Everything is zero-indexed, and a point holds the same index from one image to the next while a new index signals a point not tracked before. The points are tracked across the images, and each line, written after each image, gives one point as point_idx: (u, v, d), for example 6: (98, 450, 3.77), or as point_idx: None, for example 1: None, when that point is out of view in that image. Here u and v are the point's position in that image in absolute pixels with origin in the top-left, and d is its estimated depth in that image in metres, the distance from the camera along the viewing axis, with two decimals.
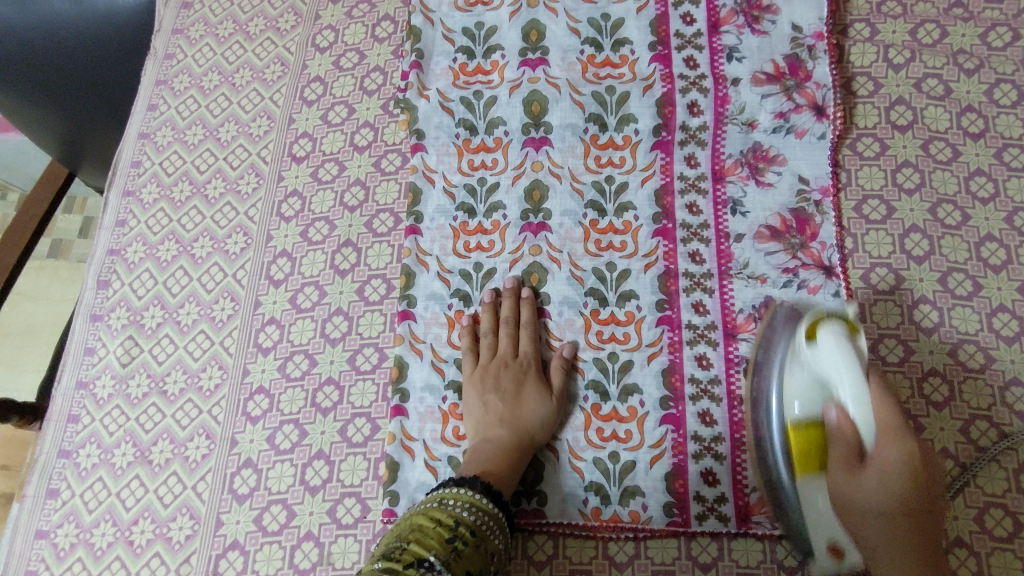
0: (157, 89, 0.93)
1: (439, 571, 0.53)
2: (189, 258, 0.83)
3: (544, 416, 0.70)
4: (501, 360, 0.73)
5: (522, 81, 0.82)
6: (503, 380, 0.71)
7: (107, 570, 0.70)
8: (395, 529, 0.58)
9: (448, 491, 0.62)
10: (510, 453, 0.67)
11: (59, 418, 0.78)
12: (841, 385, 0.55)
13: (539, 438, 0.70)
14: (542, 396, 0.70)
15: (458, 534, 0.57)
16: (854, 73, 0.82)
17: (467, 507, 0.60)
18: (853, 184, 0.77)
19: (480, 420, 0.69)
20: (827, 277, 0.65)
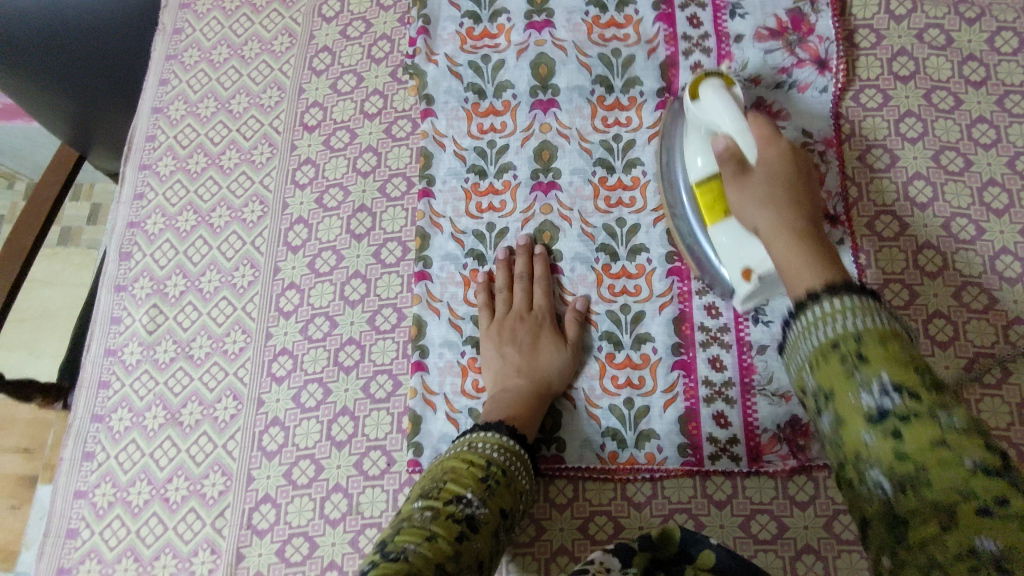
0: (167, 64, 0.94)
1: (477, 506, 0.56)
2: (208, 227, 0.85)
3: (561, 365, 0.72)
4: (517, 314, 0.75)
5: (529, 44, 0.83)
6: (520, 333, 0.73)
7: (145, 526, 0.73)
8: (430, 472, 0.61)
9: (477, 436, 0.64)
10: (530, 400, 0.69)
11: (90, 384, 0.80)
12: (721, 115, 0.63)
13: (556, 386, 0.72)
14: (558, 346, 0.73)
15: (490, 473, 0.60)
16: (856, 26, 0.83)
17: (497, 449, 0.63)
18: (857, 135, 0.79)
19: (499, 371, 0.72)
20: (717, 110, 0.64)
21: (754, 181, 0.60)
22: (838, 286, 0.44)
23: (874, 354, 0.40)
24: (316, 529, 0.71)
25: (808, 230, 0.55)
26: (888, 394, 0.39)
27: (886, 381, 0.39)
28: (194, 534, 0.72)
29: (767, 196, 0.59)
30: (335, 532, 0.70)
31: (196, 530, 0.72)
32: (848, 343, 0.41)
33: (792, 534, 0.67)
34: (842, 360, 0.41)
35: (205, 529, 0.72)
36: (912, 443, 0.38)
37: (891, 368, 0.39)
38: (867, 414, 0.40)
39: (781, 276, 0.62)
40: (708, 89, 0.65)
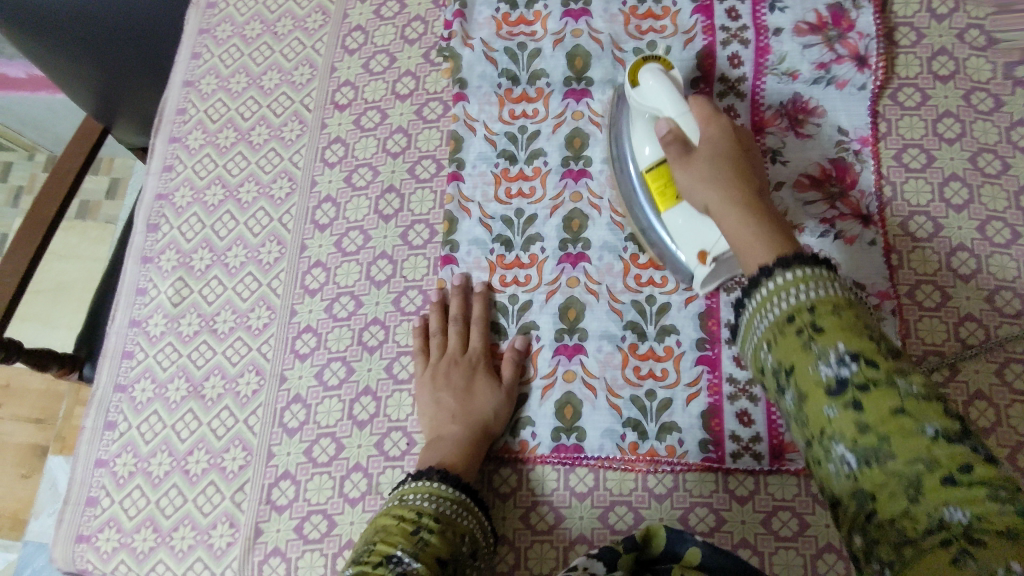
0: (200, 38, 0.94)
1: (409, 563, 0.54)
2: (235, 202, 0.85)
3: (498, 408, 0.70)
4: (450, 358, 0.73)
5: (565, 34, 0.83)
6: (455, 377, 0.72)
7: (164, 497, 0.74)
8: (360, 537, 0.58)
9: (405, 490, 0.62)
10: (467, 447, 0.68)
11: (115, 354, 0.81)
12: (666, 104, 0.67)
13: (494, 431, 0.70)
14: (493, 388, 0.71)
15: (422, 525, 0.58)
16: (897, 23, 0.82)
17: (428, 498, 0.61)
18: (894, 133, 0.78)
19: (435, 417, 0.70)
20: (661, 94, 0.67)
21: (696, 161, 0.62)
22: (790, 258, 0.48)
23: (828, 324, 0.44)
24: (335, 508, 0.71)
25: (754, 199, 0.58)
26: (846, 363, 0.42)
27: (842, 352, 0.43)
28: (213, 507, 0.72)
29: (712, 176, 0.60)
30: (353, 511, 0.70)
31: (215, 503, 0.73)
32: (803, 316, 0.46)
33: (816, 532, 0.66)
34: (800, 334, 0.45)
35: (224, 502, 0.72)
36: (873, 412, 0.41)
37: (845, 338, 0.43)
38: (827, 386, 0.43)
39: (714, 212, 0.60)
40: (649, 74, 0.68)
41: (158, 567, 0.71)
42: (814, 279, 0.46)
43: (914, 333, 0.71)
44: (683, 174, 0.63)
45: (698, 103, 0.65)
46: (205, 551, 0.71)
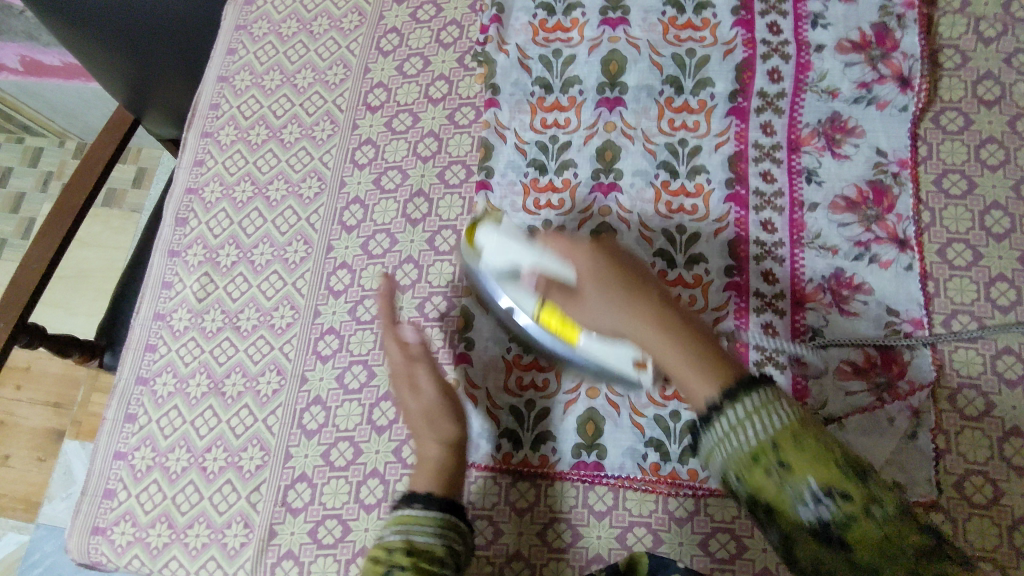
0: (236, 34, 0.94)
1: None
2: (264, 200, 0.84)
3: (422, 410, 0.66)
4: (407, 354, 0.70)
5: (602, 40, 0.82)
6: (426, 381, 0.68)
7: (181, 493, 0.73)
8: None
9: (400, 518, 0.57)
10: (444, 464, 0.63)
11: (138, 347, 0.81)
12: (520, 253, 0.64)
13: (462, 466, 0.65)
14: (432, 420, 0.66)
15: (395, 563, 0.52)
16: (942, 45, 0.80)
17: (399, 531, 0.56)
18: (934, 158, 0.76)
19: (424, 428, 0.66)
20: (510, 253, 0.65)
21: (586, 295, 0.55)
22: (738, 388, 0.45)
23: (796, 460, 0.41)
24: (351, 513, 0.70)
25: (668, 311, 0.51)
26: (822, 501, 0.40)
27: (815, 489, 0.40)
28: (229, 506, 0.72)
29: (609, 311, 0.53)
30: (369, 517, 0.70)
31: (231, 502, 0.72)
32: (767, 453, 0.42)
33: None
34: (765, 467, 0.42)
35: (240, 502, 0.72)
36: (861, 533, 0.39)
37: (816, 472, 0.40)
38: (802, 519, 0.40)
39: (602, 263, 0.54)
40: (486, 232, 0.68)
41: (171, 563, 0.71)
42: (767, 403, 0.44)
43: (950, 364, 0.69)
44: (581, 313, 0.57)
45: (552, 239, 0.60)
46: (219, 550, 0.71)
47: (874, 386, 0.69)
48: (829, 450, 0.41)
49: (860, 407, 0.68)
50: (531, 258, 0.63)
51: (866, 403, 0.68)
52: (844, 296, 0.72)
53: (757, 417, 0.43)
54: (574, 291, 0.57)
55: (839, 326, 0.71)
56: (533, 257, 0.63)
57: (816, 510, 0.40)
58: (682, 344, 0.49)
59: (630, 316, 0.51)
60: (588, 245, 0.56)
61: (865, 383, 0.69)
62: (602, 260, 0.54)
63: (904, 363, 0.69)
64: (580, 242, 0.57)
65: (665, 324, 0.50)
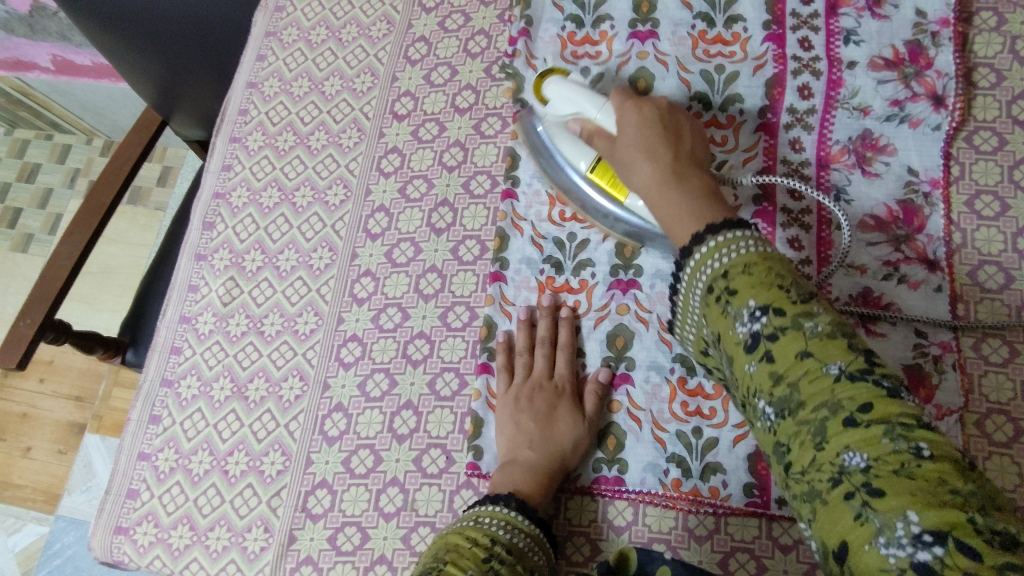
0: (266, 40, 0.95)
1: None
2: (290, 206, 0.85)
3: (577, 438, 0.68)
4: (535, 381, 0.71)
5: (631, 55, 0.82)
6: (538, 401, 0.69)
7: (203, 496, 0.74)
8: (431, 548, 0.57)
9: (483, 509, 0.61)
10: (543, 479, 0.65)
11: (163, 349, 0.82)
12: (583, 103, 0.69)
13: (570, 463, 0.67)
14: (576, 418, 0.69)
15: (494, 555, 0.55)
16: (977, 64, 0.79)
17: (503, 525, 0.59)
18: (966, 178, 0.75)
19: (513, 439, 0.68)
20: (574, 103, 0.70)
21: (624, 143, 0.64)
22: (734, 222, 0.53)
23: (745, 283, 0.49)
24: (370, 521, 0.70)
25: (684, 173, 0.61)
26: (755, 318, 0.48)
27: (752, 308, 0.48)
28: (249, 510, 0.73)
29: (644, 153, 0.63)
30: (388, 525, 0.70)
31: (252, 506, 0.73)
32: (722, 280, 0.52)
33: None
34: (720, 300, 0.52)
35: (261, 506, 0.73)
36: (783, 359, 0.45)
37: (756, 294, 0.48)
38: (744, 342, 0.48)
39: (638, 119, 0.64)
40: (553, 86, 0.71)
41: (192, 565, 0.72)
42: (732, 239, 0.53)
43: (978, 388, 0.68)
44: (630, 175, 0.64)
45: (616, 100, 0.67)
46: (239, 553, 0.71)
47: None
48: (800, 301, 0.47)
49: None
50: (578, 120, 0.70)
51: None
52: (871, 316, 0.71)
53: (720, 249, 0.53)
54: (605, 133, 0.67)
55: (866, 346, 0.70)
56: (564, 106, 0.71)
57: (751, 325, 0.48)
58: (693, 195, 0.59)
59: (638, 145, 0.63)
60: (617, 96, 0.68)
61: None
62: (640, 117, 0.65)
63: (931, 386, 0.68)
64: (617, 94, 0.68)
65: (672, 173, 0.61)
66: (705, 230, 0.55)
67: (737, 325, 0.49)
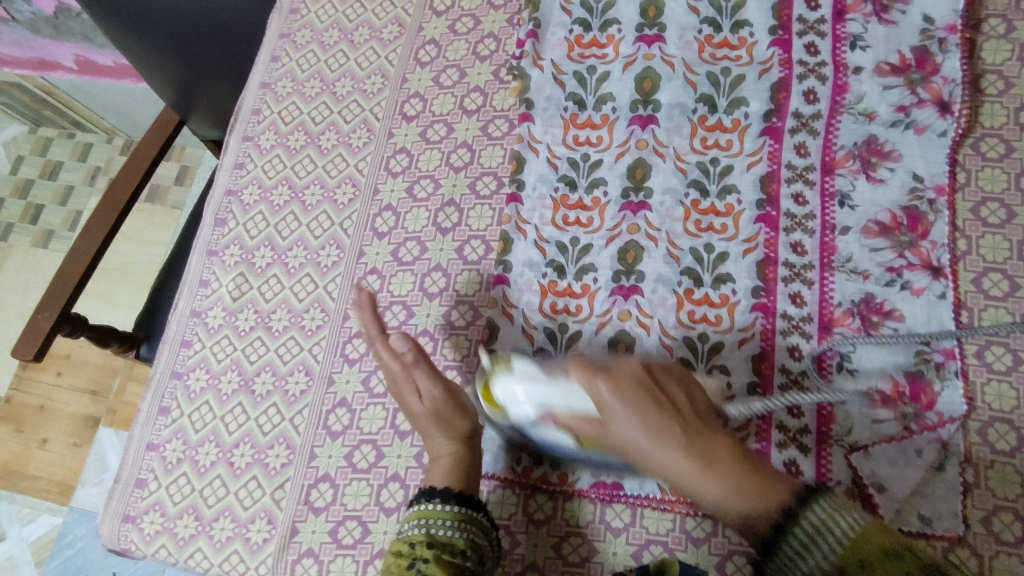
0: (280, 42, 0.97)
1: None
2: (300, 204, 0.87)
3: (467, 412, 0.67)
4: (429, 361, 0.69)
5: (637, 57, 0.83)
6: (431, 384, 0.67)
7: (209, 487, 0.76)
8: (375, 573, 0.60)
9: (406, 518, 0.63)
10: (467, 461, 0.66)
11: (174, 342, 0.84)
12: (551, 391, 0.63)
13: (447, 443, 0.67)
14: (407, 397, 0.67)
15: (417, 557, 0.57)
16: (985, 70, 0.78)
17: (417, 525, 0.60)
18: (973, 184, 0.74)
19: (428, 425, 0.67)
20: (534, 385, 0.64)
21: (613, 424, 0.58)
22: (795, 509, 0.51)
23: (870, 549, 0.47)
24: (371, 515, 0.71)
25: (693, 440, 0.56)
26: (851, 526, 0.49)
27: (854, 538, 0.48)
28: (253, 501, 0.74)
29: (647, 443, 0.56)
30: (388, 520, 0.71)
31: (256, 498, 0.74)
32: (828, 522, 0.49)
33: None
34: (817, 538, 0.49)
35: (265, 498, 0.74)
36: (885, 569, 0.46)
37: (876, 552, 0.47)
38: (851, 561, 0.47)
39: (628, 391, 0.58)
40: (505, 379, 0.66)
41: (196, 554, 0.73)
42: (838, 507, 0.50)
43: (981, 396, 0.67)
44: (614, 430, 0.59)
45: (574, 367, 0.61)
46: (242, 544, 0.73)
47: (901, 415, 0.67)
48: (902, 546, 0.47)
49: (886, 436, 0.67)
50: (564, 399, 0.62)
51: (893, 432, 0.67)
52: (873, 322, 0.71)
53: (824, 517, 0.50)
54: (605, 423, 0.59)
55: (868, 353, 0.70)
56: (537, 398, 0.64)
57: (837, 546, 0.48)
58: (730, 486, 0.53)
59: (658, 452, 0.56)
60: (604, 381, 0.59)
61: (892, 412, 0.67)
62: (633, 384, 0.59)
63: (933, 394, 0.68)
64: (598, 372, 0.59)
65: (698, 449, 0.55)
66: (773, 524, 0.52)
67: (849, 542, 0.48)
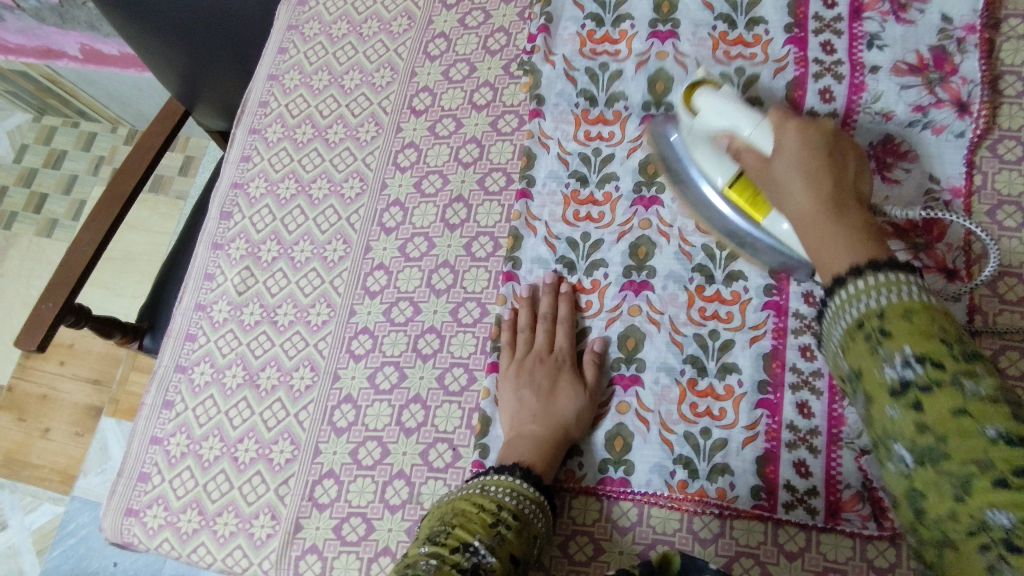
0: (288, 34, 0.96)
1: (485, 556, 0.55)
2: (306, 197, 0.86)
3: (579, 407, 0.69)
4: (536, 354, 0.72)
5: (650, 56, 0.81)
6: (538, 376, 0.70)
7: (212, 481, 0.75)
8: (439, 512, 0.61)
9: (490, 478, 0.64)
10: (548, 450, 0.66)
11: (179, 335, 0.83)
12: (741, 118, 0.64)
13: (572, 433, 0.68)
14: (575, 390, 0.69)
15: (500, 519, 0.59)
16: (1004, 71, 0.77)
17: (509, 493, 0.62)
18: (989, 187, 0.73)
19: (516, 414, 0.69)
20: (721, 110, 0.66)
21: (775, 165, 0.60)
22: (880, 263, 0.47)
23: (896, 328, 0.43)
24: (375, 512, 0.71)
25: (835, 211, 0.54)
26: (909, 365, 0.42)
27: (908, 354, 0.42)
28: (257, 497, 0.74)
29: (788, 171, 0.58)
30: (393, 517, 0.70)
31: (260, 493, 0.74)
32: (873, 322, 0.45)
33: None
34: (869, 336, 0.45)
35: (269, 494, 0.74)
36: (933, 413, 0.40)
37: (912, 339, 0.42)
38: (892, 387, 0.43)
39: (799, 152, 0.58)
40: (701, 95, 0.68)
41: (199, 549, 0.73)
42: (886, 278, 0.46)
43: None
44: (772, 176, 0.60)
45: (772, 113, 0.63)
46: (245, 539, 0.72)
47: None
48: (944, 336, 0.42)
49: None
50: (751, 126, 0.63)
51: None
52: None
53: (879, 288, 0.46)
54: (768, 164, 0.61)
55: None
56: (729, 122, 0.65)
57: (903, 371, 0.42)
58: (849, 233, 0.52)
59: (799, 186, 0.57)
60: (795, 124, 0.61)
61: None
62: (813, 145, 0.59)
63: None
64: (791, 118, 0.61)
65: (835, 211, 0.54)
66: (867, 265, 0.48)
67: (885, 368, 0.43)
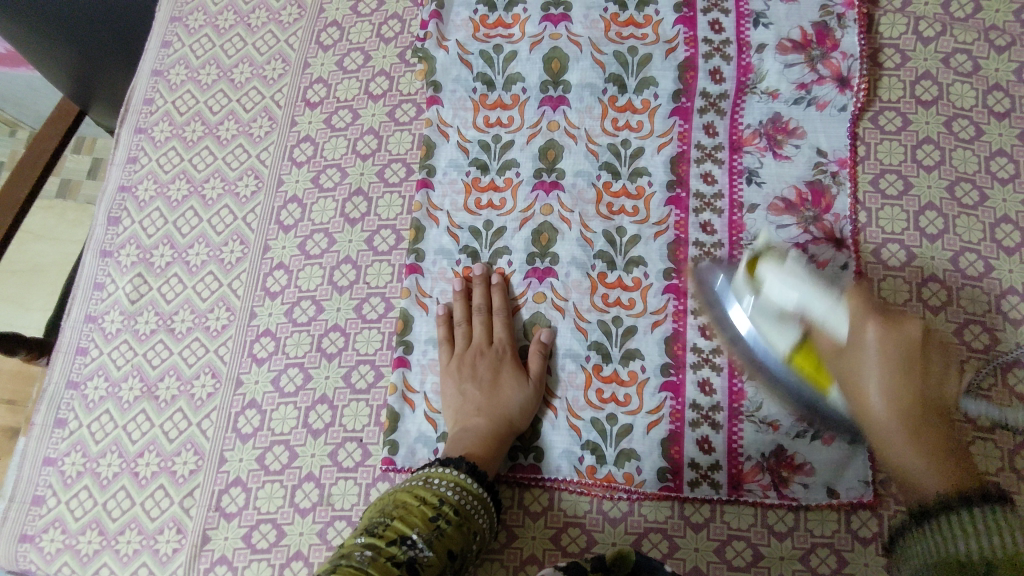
0: (171, 26, 0.92)
1: (421, 550, 0.54)
2: (199, 198, 0.83)
3: (523, 401, 0.69)
4: (476, 348, 0.72)
5: (544, 37, 0.81)
6: (480, 369, 0.70)
7: (112, 499, 0.72)
8: (380, 503, 0.60)
9: (434, 471, 0.62)
10: (492, 441, 0.67)
11: (69, 349, 0.79)
12: (812, 296, 0.59)
13: (519, 424, 0.69)
14: (519, 382, 0.70)
15: (441, 513, 0.58)
16: (882, 45, 0.80)
17: (452, 487, 0.61)
18: (872, 158, 0.75)
19: (459, 409, 0.69)
20: (801, 288, 0.60)
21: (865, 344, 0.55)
22: None
23: None
24: (285, 517, 0.69)
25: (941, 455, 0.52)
26: None
27: None
28: (161, 512, 0.71)
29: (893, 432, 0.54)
30: (303, 521, 0.69)
31: (163, 508, 0.71)
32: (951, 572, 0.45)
33: (768, 563, 0.65)
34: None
35: (173, 507, 0.71)
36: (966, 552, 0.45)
37: None
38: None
39: (898, 358, 0.54)
40: (772, 271, 0.62)
41: (101, 570, 0.70)
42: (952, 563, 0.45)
43: None
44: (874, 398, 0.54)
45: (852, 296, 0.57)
46: (150, 556, 0.70)
47: None
48: None
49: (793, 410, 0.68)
50: (825, 308, 0.58)
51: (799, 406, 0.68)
52: None
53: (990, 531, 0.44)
54: (847, 350, 0.56)
55: None
56: (798, 299, 0.60)
57: None
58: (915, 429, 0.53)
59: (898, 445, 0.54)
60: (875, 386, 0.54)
61: None
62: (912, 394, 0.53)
63: None
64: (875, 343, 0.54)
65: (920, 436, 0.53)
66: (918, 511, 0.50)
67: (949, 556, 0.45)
